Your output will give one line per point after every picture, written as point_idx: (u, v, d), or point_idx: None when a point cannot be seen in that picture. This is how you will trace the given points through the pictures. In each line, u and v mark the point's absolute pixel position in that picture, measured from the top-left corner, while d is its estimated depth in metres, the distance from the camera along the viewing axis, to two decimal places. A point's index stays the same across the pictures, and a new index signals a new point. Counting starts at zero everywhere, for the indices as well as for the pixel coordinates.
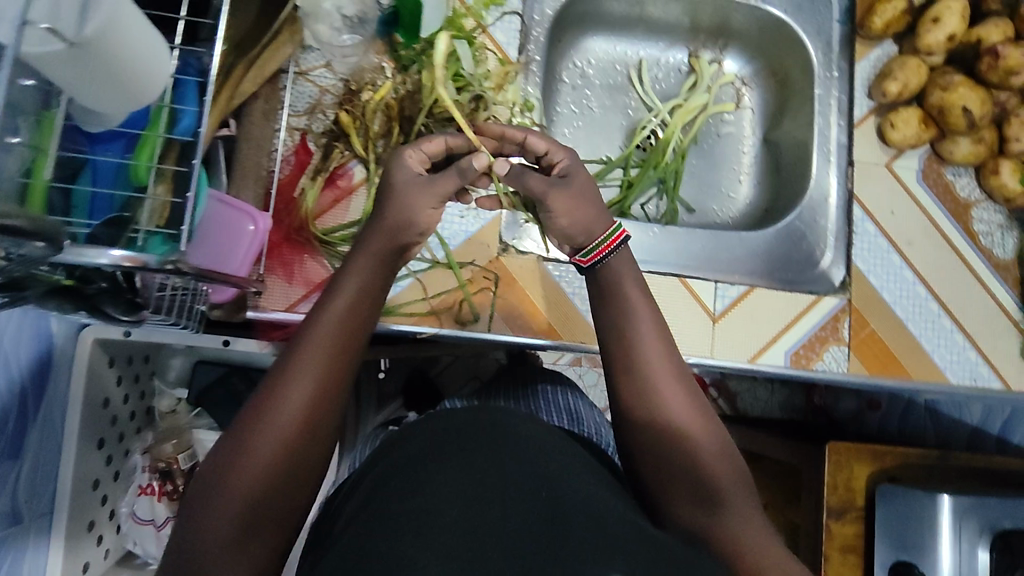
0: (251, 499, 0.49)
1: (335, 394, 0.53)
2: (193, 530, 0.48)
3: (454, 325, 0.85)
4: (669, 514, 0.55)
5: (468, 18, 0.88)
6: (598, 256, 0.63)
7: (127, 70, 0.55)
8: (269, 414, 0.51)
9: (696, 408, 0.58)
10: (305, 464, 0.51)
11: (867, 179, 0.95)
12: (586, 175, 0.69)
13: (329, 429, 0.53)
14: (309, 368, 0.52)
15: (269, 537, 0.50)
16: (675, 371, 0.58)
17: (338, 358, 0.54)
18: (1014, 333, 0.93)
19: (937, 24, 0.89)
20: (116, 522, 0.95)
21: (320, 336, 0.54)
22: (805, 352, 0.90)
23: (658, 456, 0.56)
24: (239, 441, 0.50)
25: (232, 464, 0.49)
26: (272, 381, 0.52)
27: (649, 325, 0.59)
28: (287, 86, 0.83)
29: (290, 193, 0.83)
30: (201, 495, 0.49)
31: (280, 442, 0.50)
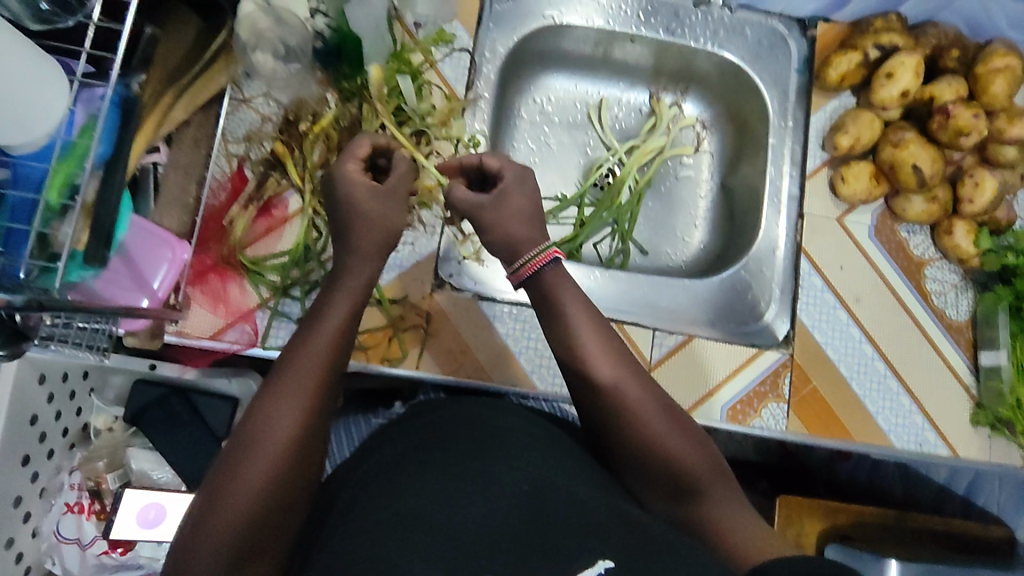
0: (241, 534, 0.50)
1: (318, 428, 0.56)
2: (189, 545, 0.50)
3: (381, 361, 0.84)
4: (651, 501, 0.65)
5: (416, 53, 0.88)
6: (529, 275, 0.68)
7: (13, 96, 0.53)
8: (254, 451, 0.52)
9: (661, 408, 0.64)
10: (294, 486, 0.54)
11: (817, 233, 0.93)
12: (522, 198, 0.71)
13: (315, 460, 0.56)
14: (292, 409, 0.54)
15: (259, 562, 0.52)
16: (645, 388, 0.65)
17: (320, 394, 0.56)
18: (964, 398, 0.90)
19: (891, 79, 0.88)
20: (37, 540, 0.93)
21: (301, 376, 0.55)
22: (742, 407, 0.87)
23: (641, 462, 0.64)
24: (230, 466, 0.52)
25: (220, 500, 0.51)
26: (253, 419, 0.54)
27: (602, 355, 0.65)
28: (225, 114, 0.83)
29: (219, 221, 0.82)
30: (192, 529, 0.51)
31: (267, 479, 0.52)
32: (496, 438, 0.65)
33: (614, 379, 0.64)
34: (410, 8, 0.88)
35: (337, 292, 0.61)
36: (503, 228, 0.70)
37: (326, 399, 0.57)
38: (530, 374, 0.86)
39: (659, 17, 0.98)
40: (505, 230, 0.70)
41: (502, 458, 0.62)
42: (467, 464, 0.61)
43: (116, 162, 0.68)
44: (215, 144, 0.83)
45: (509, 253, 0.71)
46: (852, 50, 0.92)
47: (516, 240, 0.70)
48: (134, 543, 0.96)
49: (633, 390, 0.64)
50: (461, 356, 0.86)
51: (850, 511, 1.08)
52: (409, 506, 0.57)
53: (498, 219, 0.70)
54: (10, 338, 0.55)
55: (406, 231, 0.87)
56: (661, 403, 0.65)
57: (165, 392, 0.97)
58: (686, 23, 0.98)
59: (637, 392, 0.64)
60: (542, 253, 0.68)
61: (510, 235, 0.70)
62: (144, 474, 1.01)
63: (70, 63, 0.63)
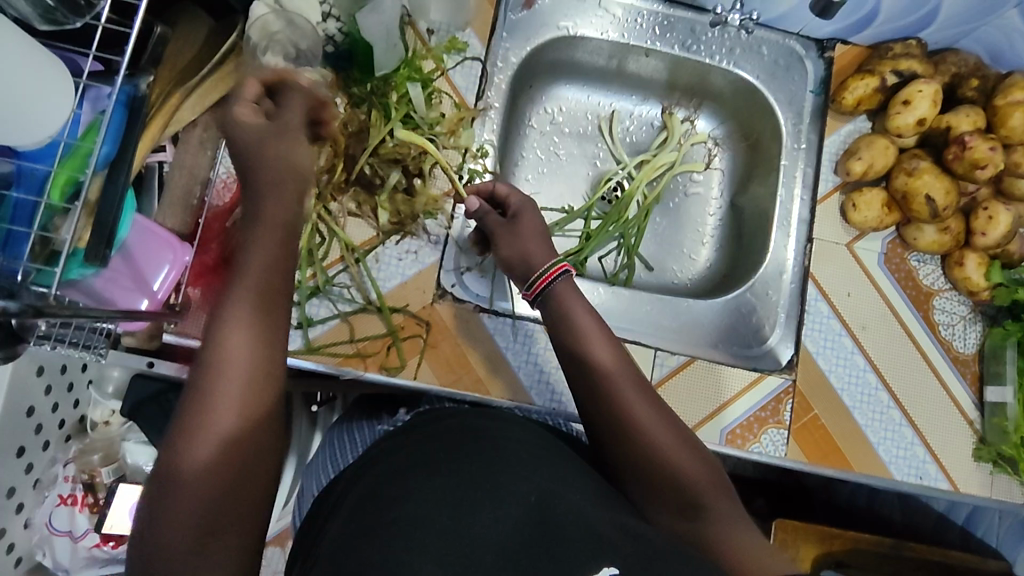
0: (203, 505, 0.48)
1: (269, 382, 0.51)
2: (154, 527, 0.48)
3: (379, 370, 0.83)
4: (655, 516, 0.64)
5: (428, 60, 0.87)
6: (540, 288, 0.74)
7: (19, 100, 0.53)
8: (201, 418, 0.49)
9: (667, 422, 0.65)
10: (255, 453, 0.50)
11: (826, 259, 0.92)
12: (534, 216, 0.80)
13: (272, 417, 0.52)
14: (231, 367, 0.49)
15: (232, 537, 0.49)
16: (647, 398, 0.66)
17: (260, 344, 0.51)
18: (967, 433, 0.89)
19: (908, 107, 0.87)
20: (30, 531, 0.94)
21: (233, 330, 0.50)
22: (741, 431, 0.86)
23: (643, 474, 0.63)
24: (181, 440, 0.48)
25: (177, 475, 0.48)
26: (197, 385, 0.50)
27: (608, 354, 0.68)
28: (234, 113, 0.82)
29: (221, 222, 0.80)
30: (152, 510, 0.48)
31: (222, 446, 0.48)
32: (494, 452, 0.64)
33: (620, 389, 0.66)
34: (424, 15, 0.87)
35: (254, 223, 0.53)
36: (522, 247, 0.78)
37: (270, 349, 0.51)
38: (529, 390, 0.85)
39: (675, 33, 0.97)
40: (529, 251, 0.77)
41: (500, 471, 0.61)
42: (465, 473, 0.61)
43: (120, 161, 0.66)
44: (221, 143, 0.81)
45: (524, 268, 0.77)
46: (869, 75, 0.90)
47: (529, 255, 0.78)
48: (126, 538, 0.97)
49: (639, 401, 0.65)
50: (459, 369, 0.85)
51: (848, 537, 1.06)
52: (404, 513, 0.57)
53: (514, 238, 0.79)
54: (7, 340, 0.54)
55: (408, 239, 0.86)
56: (669, 420, 0.66)
57: (163, 387, 0.97)
58: (701, 40, 0.97)
59: (642, 404, 0.65)
60: (555, 267, 0.74)
61: (525, 250, 0.77)
62: (139, 468, 1.00)
63: (77, 60, 0.63)
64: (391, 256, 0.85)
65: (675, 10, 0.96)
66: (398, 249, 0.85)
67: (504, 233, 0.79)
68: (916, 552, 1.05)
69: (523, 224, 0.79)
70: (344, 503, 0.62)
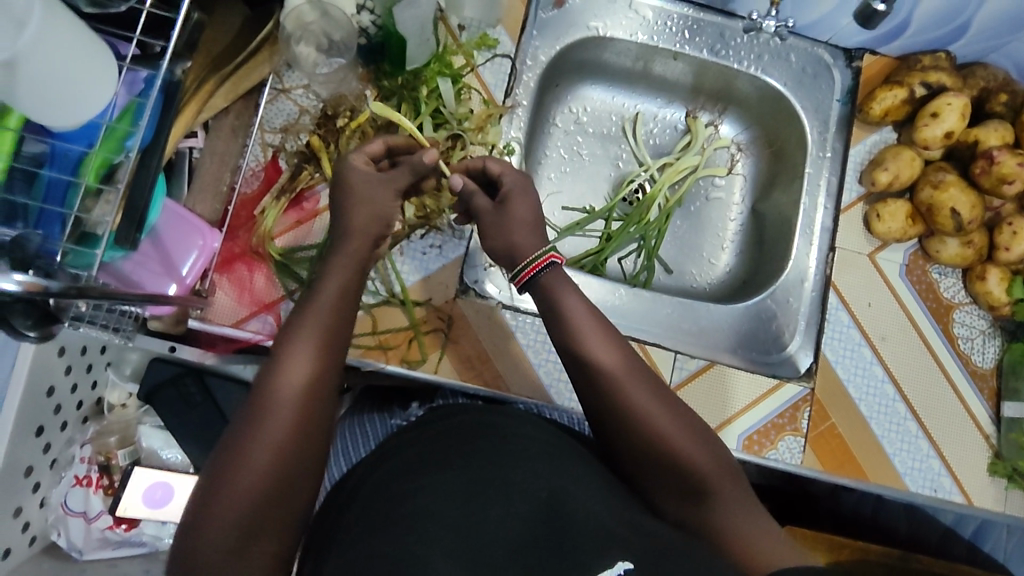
0: (248, 509, 0.51)
1: (321, 404, 0.55)
2: (198, 525, 0.51)
3: (401, 363, 0.84)
4: (664, 506, 0.65)
5: (459, 56, 0.87)
6: (526, 278, 0.69)
7: (67, 81, 0.54)
8: (258, 428, 0.53)
9: (669, 410, 0.64)
10: (302, 465, 0.54)
11: (848, 267, 0.92)
12: (526, 201, 0.73)
13: (320, 439, 0.55)
14: (291, 386, 0.54)
15: (268, 543, 0.52)
16: (652, 390, 0.65)
17: (319, 372, 0.55)
18: (983, 447, 0.89)
19: (936, 119, 0.87)
20: (45, 511, 0.94)
21: (300, 352, 0.55)
22: (758, 438, 0.87)
23: (649, 466, 0.64)
24: (237, 445, 0.52)
25: (227, 479, 0.51)
26: (256, 400, 0.54)
27: (604, 349, 0.65)
28: (265, 102, 0.82)
29: (251, 210, 0.82)
30: (199, 509, 0.51)
31: (274, 455, 0.52)
32: (512, 449, 0.64)
33: (619, 382, 0.64)
34: (457, 11, 0.88)
35: (333, 269, 0.61)
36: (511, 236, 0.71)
37: (327, 375, 0.56)
38: (548, 389, 0.86)
39: (704, 37, 0.96)
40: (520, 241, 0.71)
41: (515, 469, 0.61)
42: (481, 469, 0.61)
43: (153, 147, 0.66)
44: (252, 130, 0.82)
45: (510, 257, 0.71)
46: (898, 86, 0.90)
47: (517, 245, 0.71)
48: (139, 521, 0.97)
49: (639, 392, 0.64)
50: (478, 366, 0.85)
51: (855, 547, 1.06)
52: (415, 509, 0.58)
53: (501, 225, 0.72)
54: (43, 319, 0.54)
55: (433, 234, 0.87)
56: (673, 408, 0.65)
57: (181, 372, 0.97)
58: (731, 45, 0.97)
59: (642, 393, 0.64)
60: (542, 257, 0.69)
61: (512, 241, 0.71)
62: (154, 452, 1.02)
63: (118, 44, 0.63)
64: (416, 249, 0.86)
65: (705, 14, 0.96)
66: (423, 243, 0.86)
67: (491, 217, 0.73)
68: (924, 564, 1.05)
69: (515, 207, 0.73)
70: (360, 491, 0.63)
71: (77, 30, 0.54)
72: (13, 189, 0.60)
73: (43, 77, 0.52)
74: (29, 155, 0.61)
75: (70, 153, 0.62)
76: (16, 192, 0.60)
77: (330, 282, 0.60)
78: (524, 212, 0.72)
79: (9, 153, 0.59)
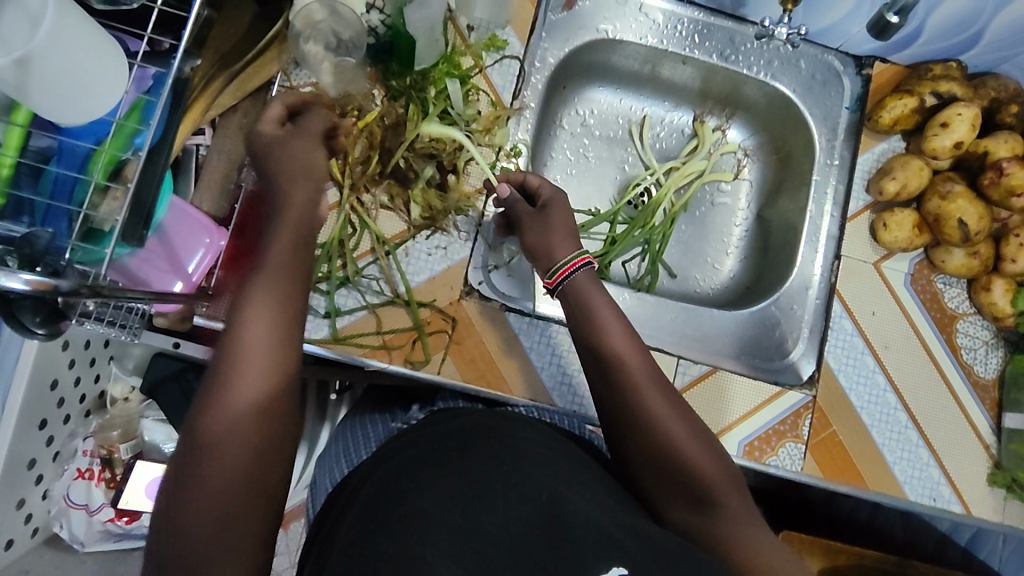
0: (228, 485, 0.48)
1: (288, 372, 0.53)
2: (173, 516, 0.47)
3: (404, 363, 0.83)
4: (669, 515, 0.65)
5: (467, 57, 0.87)
6: (561, 278, 0.75)
7: (77, 79, 0.54)
8: (226, 403, 0.50)
9: (681, 415, 0.67)
10: (278, 439, 0.51)
11: (853, 275, 0.92)
12: (562, 209, 0.80)
13: (292, 399, 0.53)
14: (258, 347, 0.52)
15: (254, 530, 0.49)
16: (666, 395, 0.67)
17: (286, 330, 0.53)
18: (983, 458, 0.89)
19: (946, 129, 0.86)
20: (47, 504, 0.94)
21: (261, 301, 0.53)
22: (760, 444, 0.87)
23: (658, 469, 0.65)
24: (203, 431, 0.49)
25: (203, 454, 0.49)
26: (218, 370, 0.51)
27: (629, 349, 0.69)
28: (274, 99, 0.81)
29: (256, 208, 0.81)
30: (174, 494, 0.48)
31: (254, 421, 0.50)
32: (513, 454, 0.64)
33: (634, 378, 0.67)
34: (467, 12, 0.87)
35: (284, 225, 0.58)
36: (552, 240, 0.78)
37: (294, 340, 0.54)
38: (551, 391, 0.86)
39: (713, 41, 0.96)
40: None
41: (512, 472, 0.61)
42: (478, 476, 0.60)
43: (162, 142, 0.67)
44: (259, 129, 0.81)
45: (547, 259, 0.77)
46: (908, 95, 0.90)
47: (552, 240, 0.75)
48: (140, 514, 0.98)
49: (655, 396, 0.67)
50: (479, 369, 0.85)
51: (852, 553, 1.07)
52: (411, 511, 0.56)
53: (542, 230, 0.79)
54: (50, 317, 0.54)
55: (438, 235, 0.86)
56: (683, 413, 0.67)
57: (183, 367, 0.97)
58: (740, 50, 0.96)
59: (656, 396, 0.67)
60: (577, 259, 0.75)
61: (550, 244, 0.77)
62: (156, 446, 1.02)
63: (128, 42, 0.63)
64: (421, 250, 0.85)
65: (715, 19, 0.96)
66: (428, 244, 0.86)
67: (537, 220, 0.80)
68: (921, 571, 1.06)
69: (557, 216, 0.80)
70: (361, 494, 0.62)
71: (88, 26, 0.53)
72: (20, 184, 0.60)
73: (58, 72, 0.52)
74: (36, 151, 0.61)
75: (77, 150, 0.61)
76: (23, 189, 0.60)
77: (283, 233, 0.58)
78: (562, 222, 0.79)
79: (17, 149, 0.59)
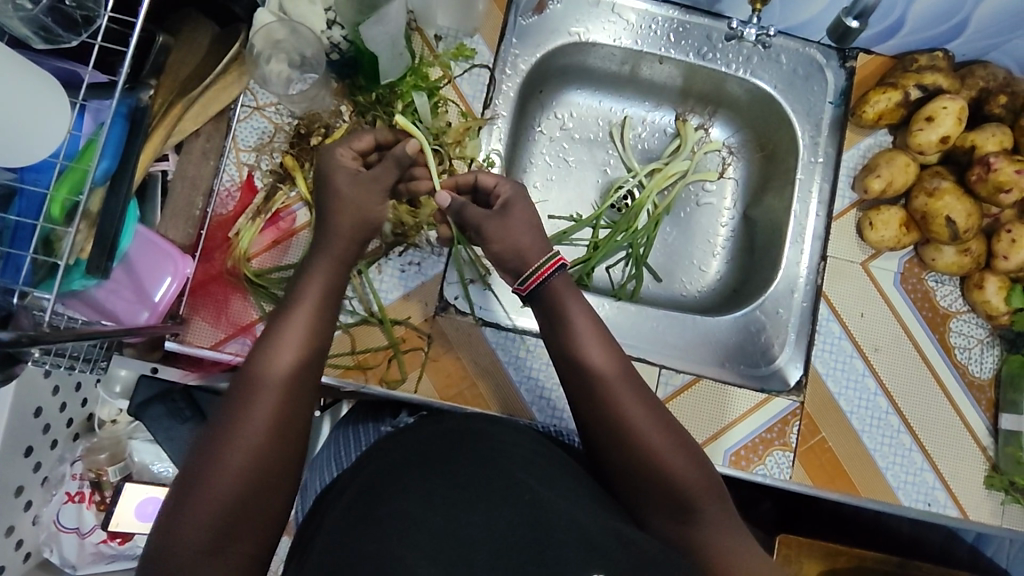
0: (223, 510, 0.54)
1: (297, 404, 0.59)
2: (173, 527, 0.54)
3: (380, 383, 0.83)
4: (651, 521, 0.63)
5: (435, 67, 0.86)
6: (535, 284, 0.70)
7: (8, 119, 0.53)
8: (236, 430, 0.56)
9: (660, 423, 0.64)
10: (279, 465, 0.57)
11: (839, 278, 0.90)
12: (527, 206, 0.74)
13: (299, 436, 0.59)
14: (273, 378, 0.59)
15: (244, 545, 0.55)
16: (645, 402, 0.65)
17: (301, 365, 0.60)
18: (979, 459, 0.87)
19: (931, 123, 0.83)
20: (39, 528, 0.96)
21: (287, 342, 0.61)
22: (746, 453, 0.85)
23: (636, 478, 0.63)
24: (212, 452, 0.56)
25: (205, 476, 0.55)
26: (236, 400, 0.58)
27: (601, 355, 0.66)
28: (238, 121, 0.81)
29: (226, 232, 0.81)
30: (177, 506, 0.54)
31: (256, 449, 0.56)
32: (493, 458, 0.63)
33: (610, 384, 0.65)
34: (431, 23, 0.86)
35: (316, 275, 0.65)
36: (512, 238, 0.71)
37: (308, 378, 0.61)
38: (531, 406, 0.85)
39: (690, 40, 0.93)
40: (522, 236, 0.72)
41: (496, 476, 0.60)
42: (459, 477, 0.60)
43: (120, 174, 0.67)
44: (226, 150, 0.81)
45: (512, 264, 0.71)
46: (892, 89, 0.87)
47: (520, 246, 0.72)
48: (131, 535, 0.99)
49: (633, 405, 0.64)
50: (454, 387, 0.84)
51: (852, 555, 1.04)
52: (395, 509, 0.57)
53: (502, 227, 0.72)
54: (3, 362, 0.54)
55: (411, 250, 0.85)
56: (665, 423, 0.65)
57: (166, 390, 0.97)
58: (717, 48, 0.93)
59: (635, 403, 0.64)
60: (551, 261, 0.70)
61: (516, 244, 0.71)
62: (145, 467, 1.02)
63: (77, 72, 0.63)
64: (393, 268, 0.85)
65: (691, 16, 0.93)
66: (401, 260, 0.85)
67: (494, 221, 0.72)
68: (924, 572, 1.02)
69: (515, 212, 0.73)
70: (328, 520, 0.61)
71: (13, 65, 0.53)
72: None
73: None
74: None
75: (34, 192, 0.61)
76: None
77: (309, 281, 0.65)
78: (524, 215, 0.73)
79: None
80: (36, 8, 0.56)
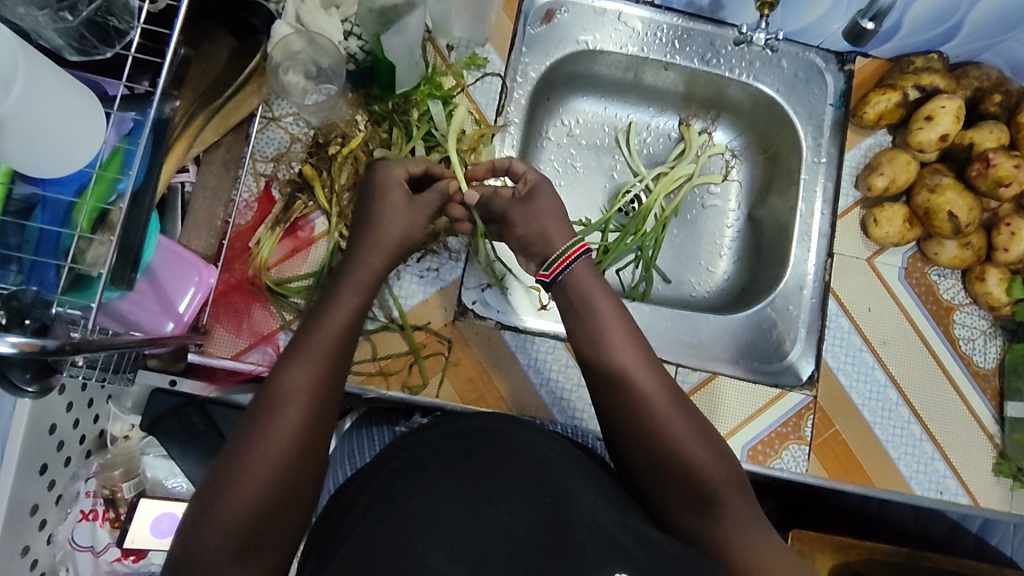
0: (248, 519, 0.52)
1: (322, 414, 0.57)
2: (196, 535, 0.51)
3: (401, 388, 0.83)
4: (671, 518, 0.63)
5: (449, 76, 0.88)
6: (557, 270, 0.72)
7: (51, 127, 0.55)
8: (260, 439, 0.54)
9: (680, 412, 0.65)
10: (304, 474, 0.55)
11: (846, 274, 0.92)
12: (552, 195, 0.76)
13: (322, 446, 0.57)
14: (299, 387, 0.56)
15: (266, 556, 0.53)
16: (671, 395, 0.65)
17: (325, 374, 0.58)
18: (986, 446, 0.89)
19: (930, 122, 0.87)
20: (54, 547, 0.94)
21: (314, 350, 0.59)
22: (763, 448, 0.86)
23: (660, 471, 0.63)
24: (238, 461, 0.53)
25: (229, 485, 0.52)
26: (260, 408, 0.56)
27: (626, 348, 0.67)
28: (255, 132, 0.83)
29: (245, 242, 0.82)
30: (202, 508, 0.52)
31: (281, 458, 0.54)
32: (518, 454, 0.63)
33: (634, 378, 0.65)
34: (445, 32, 0.89)
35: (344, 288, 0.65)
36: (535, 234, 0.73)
37: (331, 387, 0.58)
38: (550, 406, 0.85)
39: (694, 46, 0.96)
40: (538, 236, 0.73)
41: (519, 473, 0.60)
42: (485, 473, 0.60)
43: (144, 188, 0.66)
44: (243, 162, 0.82)
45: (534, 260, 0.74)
46: (892, 89, 0.90)
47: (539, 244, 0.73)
48: (146, 552, 0.98)
49: (657, 397, 0.65)
50: (474, 392, 0.85)
51: (863, 547, 1.04)
52: (416, 507, 0.57)
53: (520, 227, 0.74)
54: (40, 373, 0.54)
55: (430, 256, 0.87)
56: (688, 415, 0.65)
57: (180, 403, 0.96)
58: (721, 54, 0.96)
59: (659, 394, 0.65)
60: (574, 248, 0.72)
61: (547, 230, 0.74)
62: (158, 482, 1.01)
63: (104, 85, 0.63)
64: (412, 273, 0.86)
65: (695, 24, 0.96)
66: (419, 266, 0.86)
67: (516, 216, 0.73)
68: (933, 561, 1.03)
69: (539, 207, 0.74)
70: (354, 519, 0.60)
71: (61, 80, 0.55)
72: (4, 239, 0.59)
73: (34, 122, 0.53)
74: (18, 204, 0.59)
75: (59, 202, 0.60)
76: (7, 243, 0.59)
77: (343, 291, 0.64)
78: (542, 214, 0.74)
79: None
80: (76, 20, 0.57)
